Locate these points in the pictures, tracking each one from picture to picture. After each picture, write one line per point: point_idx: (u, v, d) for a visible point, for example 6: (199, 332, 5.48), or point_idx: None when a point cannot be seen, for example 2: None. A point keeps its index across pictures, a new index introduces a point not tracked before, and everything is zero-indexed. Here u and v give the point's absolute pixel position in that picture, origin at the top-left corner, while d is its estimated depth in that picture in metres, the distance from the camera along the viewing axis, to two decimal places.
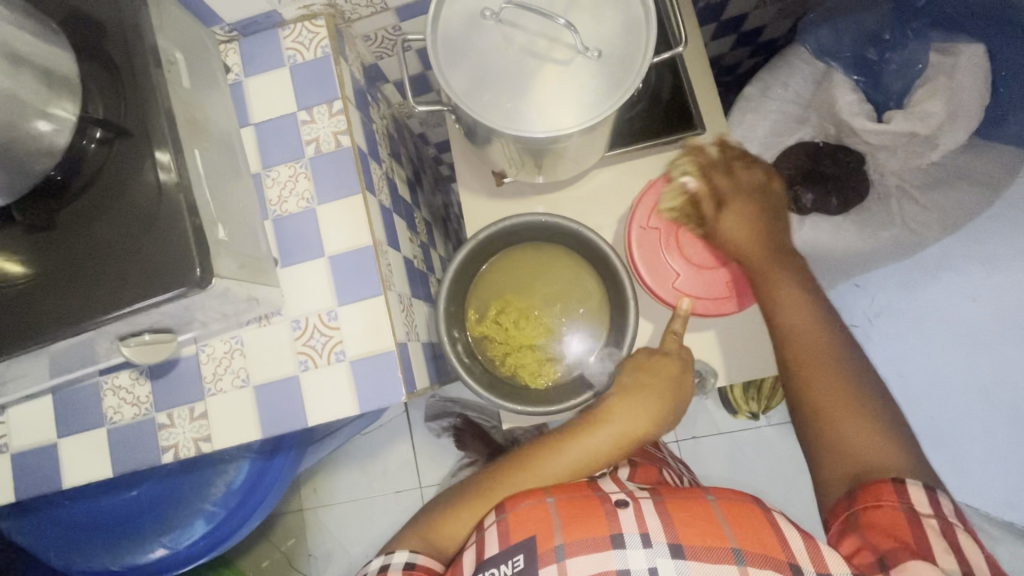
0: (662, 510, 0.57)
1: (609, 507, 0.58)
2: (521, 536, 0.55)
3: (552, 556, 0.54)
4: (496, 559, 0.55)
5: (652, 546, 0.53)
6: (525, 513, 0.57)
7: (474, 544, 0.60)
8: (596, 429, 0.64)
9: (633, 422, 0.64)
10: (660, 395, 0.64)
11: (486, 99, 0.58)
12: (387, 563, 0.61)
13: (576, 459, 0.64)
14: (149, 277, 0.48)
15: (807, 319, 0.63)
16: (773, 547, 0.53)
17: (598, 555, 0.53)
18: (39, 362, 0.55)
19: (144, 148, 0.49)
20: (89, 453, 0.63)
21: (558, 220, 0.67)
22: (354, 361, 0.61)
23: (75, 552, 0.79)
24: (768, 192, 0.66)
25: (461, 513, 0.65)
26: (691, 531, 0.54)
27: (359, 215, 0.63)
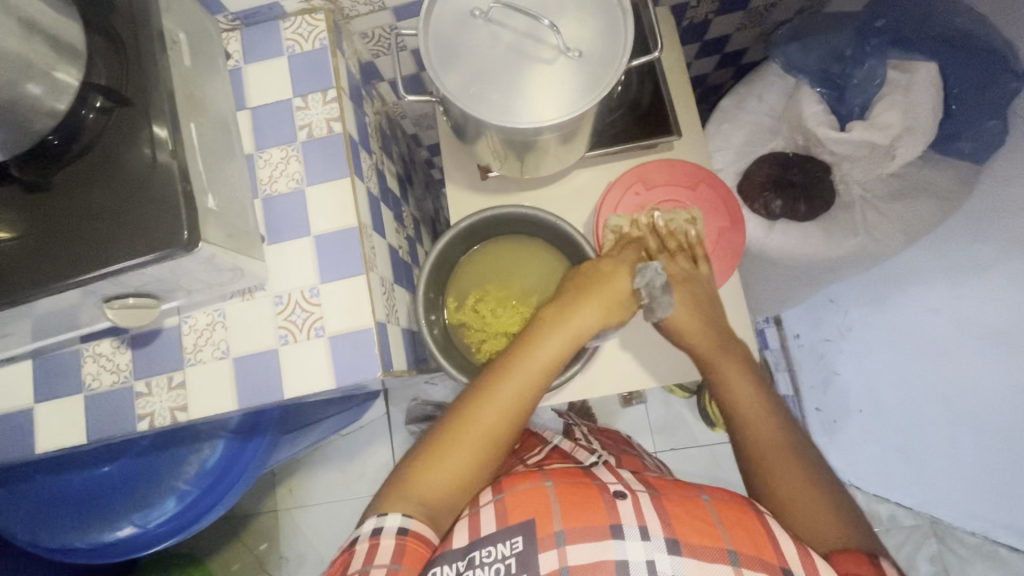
0: (658, 505, 0.57)
1: (607, 497, 0.58)
2: (519, 518, 0.56)
3: (551, 541, 0.54)
4: (493, 538, 0.56)
5: (651, 540, 0.53)
6: (524, 495, 0.59)
7: (467, 517, 0.59)
8: (544, 337, 0.64)
9: (582, 322, 0.65)
10: (602, 298, 0.66)
11: (473, 91, 0.61)
12: (379, 526, 0.56)
13: (531, 371, 0.63)
14: (139, 238, 0.50)
15: (748, 393, 0.64)
16: (767, 549, 0.52)
17: (597, 544, 0.53)
18: (22, 324, 0.57)
19: (142, 117, 0.52)
20: (64, 419, 0.64)
21: (536, 212, 0.69)
22: (333, 337, 0.63)
23: (41, 527, 0.79)
24: (693, 279, 0.71)
25: (432, 459, 0.60)
26: (686, 527, 0.54)
27: (346, 198, 0.66)
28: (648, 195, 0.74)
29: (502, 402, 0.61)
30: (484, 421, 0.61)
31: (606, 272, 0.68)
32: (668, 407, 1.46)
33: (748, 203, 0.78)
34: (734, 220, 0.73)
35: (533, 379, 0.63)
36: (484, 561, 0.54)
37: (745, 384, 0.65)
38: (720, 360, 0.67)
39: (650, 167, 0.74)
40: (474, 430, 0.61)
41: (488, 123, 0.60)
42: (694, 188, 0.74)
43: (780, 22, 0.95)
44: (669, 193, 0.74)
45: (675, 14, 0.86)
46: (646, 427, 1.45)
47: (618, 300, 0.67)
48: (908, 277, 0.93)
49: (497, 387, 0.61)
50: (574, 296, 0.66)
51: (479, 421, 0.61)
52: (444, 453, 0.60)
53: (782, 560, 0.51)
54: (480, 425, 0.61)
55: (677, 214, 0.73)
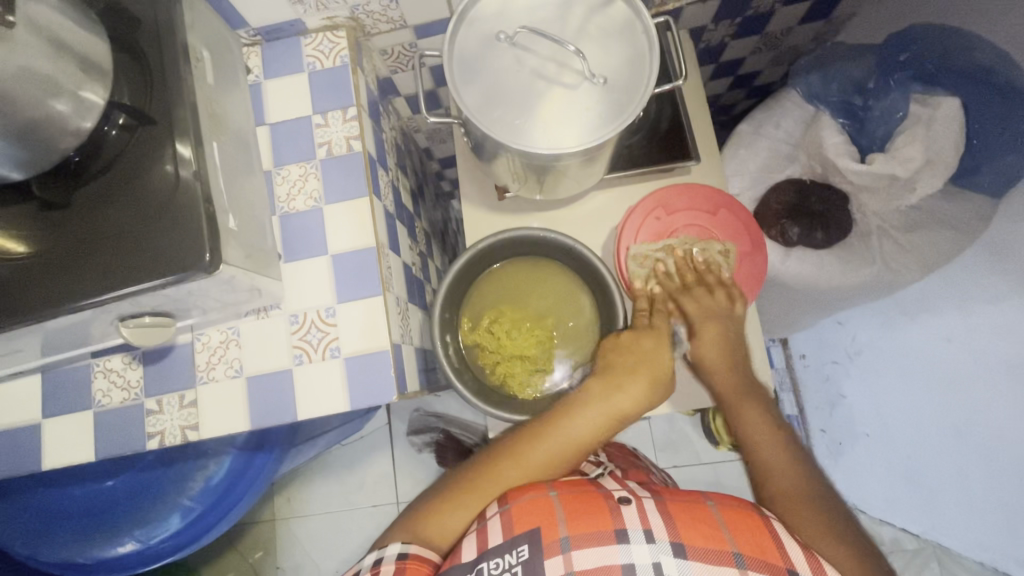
0: (664, 510, 0.57)
1: (611, 503, 0.58)
2: (524, 527, 0.56)
3: (556, 548, 0.54)
4: (499, 549, 0.55)
5: (656, 543, 0.53)
6: (529, 505, 0.57)
7: (474, 532, 0.59)
8: (582, 410, 0.65)
9: (619, 398, 0.65)
10: (641, 373, 0.67)
11: (495, 114, 0.61)
12: (380, 556, 0.58)
13: (564, 446, 0.63)
14: (158, 259, 0.49)
15: (775, 448, 0.64)
16: (772, 551, 0.53)
17: (603, 548, 0.54)
18: (33, 339, 0.56)
19: (165, 136, 0.51)
20: (72, 435, 0.63)
21: (554, 236, 0.69)
22: (348, 358, 0.62)
23: (41, 541, 0.77)
24: (723, 320, 0.72)
25: (446, 505, 0.63)
26: (692, 532, 0.55)
27: (364, 217, 0.65)
28: (671, 220, 0.73)
29: (525, 463, 0.62)
30: (507, 480, 0.62)
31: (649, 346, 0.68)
32: (671, 424, 1.46)
33: (764, 227, 0.78)
34: (756, 244, 0.72)
35: (563, 451, 0.63)
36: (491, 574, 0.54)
37: (769, 430, 0.65)
38: (744, 408, 0.67)
39: (671, 191, 0.74)
40: (494, 481, 0.63)
41: (508, 145, 0.60)
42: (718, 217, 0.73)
43: (795, 47, 0.95)
44: (690, 219, 0.73)
45: (693, 37, 0.87)
46: (650, 444, 1.45)
47: (658, 377, 0.67)
48: (920, 303, 0.92)
49: (522, 450, 0.63)
50: (613, 364, 0.67)
51: (499, 479, 0.63)
52: (460, 494, 0.63)
53: (786, 562, 0.53)
54: (498, 480, 0.63)
55: (711, 246, 0.73)
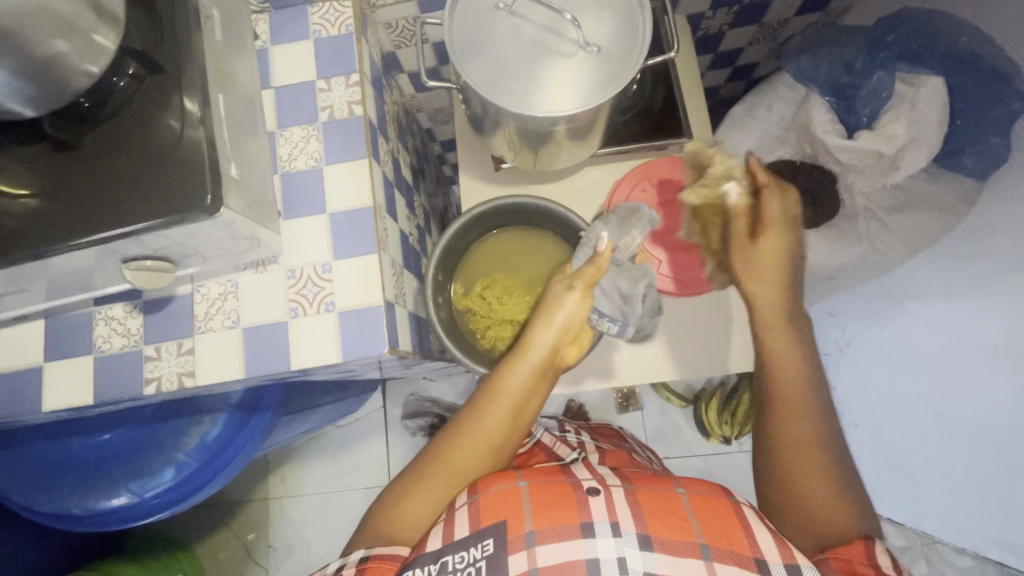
0: (633, 501, 0.61)
1: (581, 495, 0.62)
2: (489, 520, 0.59)
3: (521, 542, 0.57)
4: (464, 543, 0.58)
5: (623, 536, 0.56)
6: (496, 497, 0.61)
7: (441, 522, 0.62)
8: (510, 369, 0.66)
9: (545, 348, 0.65)
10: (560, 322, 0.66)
11: (494, 79, 0.63)
12: (344, 562, 0.62)
13: (497, 405, 0.66)
14: (162, 199, 0.51)
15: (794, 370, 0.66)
16: (736, 533, 0.57)
17: (568, 543, 0.56)
18: (36, 281, 0.58)
19: (173, 86, 0.54)
20: (72, 378, 0.64)
21: (548, 205, 0.71)
22: (342, 312, 0.64)
23: (38, 491, 0.78)
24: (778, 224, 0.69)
25: (411, 496, 0.66)
26: (660, 524, 0.58)
27: (362, 178, 0.67)
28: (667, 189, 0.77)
29: (473, 437, 0.66)
30: (460, 460, 0.66)
31: (561, 295, 0.66)
32: (663, 415, 1.48)
33: None
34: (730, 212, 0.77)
35: (494, 412, 0.65)
36: (457, 566, 0.57)
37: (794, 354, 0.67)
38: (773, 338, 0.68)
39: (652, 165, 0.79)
40: (447, 465, 0.66)
41: (506, 105, 0.62)
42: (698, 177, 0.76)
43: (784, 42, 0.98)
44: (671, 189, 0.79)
45: (691, 23, 0.88)
46: (642, 434, 1.46)
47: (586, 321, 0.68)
48: (908, 291, 0.89)
49: (469, 426, 0.66)
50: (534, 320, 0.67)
51: (452, 461, 0.66)
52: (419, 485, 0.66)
53: (751, 548, 0.56)
54: (454, 461, 0.66)
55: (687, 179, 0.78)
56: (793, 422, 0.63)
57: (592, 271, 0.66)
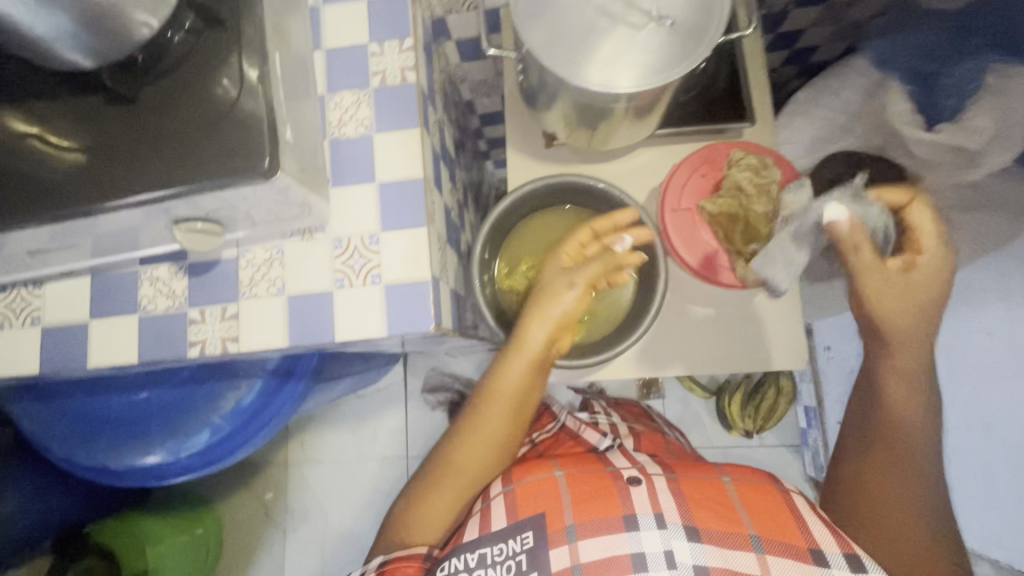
0: (675, 490, 0.66)
1: (621, 484, 0.67)
2: (529, 514, 0.65)
3: (563, 535, 0.62)
4: (507, 533, 0.64)
5: (667, 529, 0.61)
6: (535, 490, 0.67)
7: (480, 512, 0.68)
8: (505, 366, 0.66)
9: (536, 343, 0.64)
10: (553, 315, 0.64)
11: (557, 47, 0.60)
12: (367, 567, 0.66)
13: (492, 403, 0.67)
14: (219, 159, 0.50)
15: (903, 404, 0.66)
16: (788, 523, 0.62)
17: (613, 534, 0.62)
18: (82, 237, 0.57)
19: (232, 41, 0.52)
20: (117, 337, 0.64)
21: (602, 185, 0.69)
22: (389, 285, 0.63)
23: (77, 445, 0.80)
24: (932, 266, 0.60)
25: (431, 497, 0.70)
26: (705, 513, 0.63)
27: (414, 148, 0.65)
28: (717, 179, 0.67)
29: (478, 436, 0.69)
30: (470, 459, 0.69)
31: (557, 289, 0.64)
32: (685, 405, 1.46)
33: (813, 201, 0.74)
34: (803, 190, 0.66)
35: (491, 411, 0.68)
36: (498, 557, 0.62)
37: (906, 389, 0.65)
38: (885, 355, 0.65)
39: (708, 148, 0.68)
40: (455, 468, 0.69)
41: (567, 74, 0.60)
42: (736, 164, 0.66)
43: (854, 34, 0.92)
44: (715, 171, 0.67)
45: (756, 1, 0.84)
46: None
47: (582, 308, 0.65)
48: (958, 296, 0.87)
49: (472, 424, 0.69)
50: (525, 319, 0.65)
51: (464, 462, 0.69)
52: (430, 487, 0.70)
53: (802, 535, 0.61)
54: (463, 461, 0.69)
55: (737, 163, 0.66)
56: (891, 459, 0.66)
57: (596, 268, 0.63)
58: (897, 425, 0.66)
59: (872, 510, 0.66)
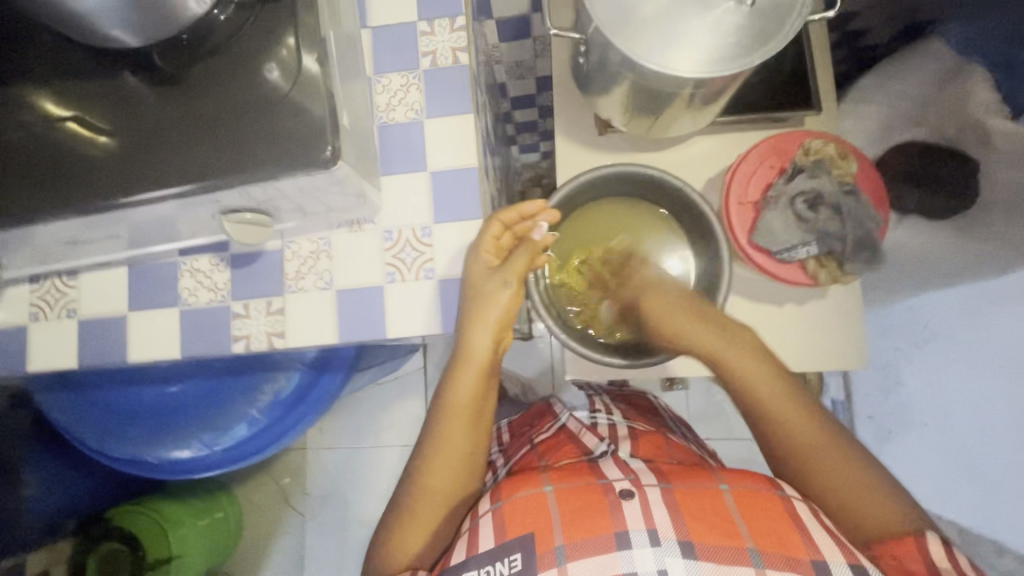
0: (669, 501, 0.59)
1: (613, 498, 0.60)
2: (517, 533, 0.58)
3: (552, 559, 0.55)
4: (492, 557, 0.57)
5: (660, 545, 0.55)
6: (523, 504, 0.60)
7: (468, 531, 0.61)
8: (454, 377, 0.62)
9: (483, 348, 0.60)
10: (500, 317, 0.59)
11: (629, 22, 0.56)
12: None
13: (448, 418, 0.63)
14: (275, 147, 0.47)
15: (769, 391, 0.62)
16: (791, 537, 0.54)
17: (604, 556, 0.55)
18: (122, 226, 0.54)
19: (287, 18, 0.49)
20: (156, 330, 0.62)
21: (662, 176, 0.65)
22: (442, 280, 0.60)
23: (110, 438, 0.77)
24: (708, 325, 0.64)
25: (404, 534, 0.62)
26: (701, 526, 0.56)
27: (467, 135, 0.61)
28: (786, 168, 0.62)
29: (443, 458, 0.63)
30: (439, 483, 0.63)
31: (492, 290, 0.58)
32: (709, 396, 1.44)
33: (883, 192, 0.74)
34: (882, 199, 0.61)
35: (450, 428, 0.63)
36: None
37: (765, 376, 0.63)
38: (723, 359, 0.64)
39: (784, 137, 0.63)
40: (429, 492, 0.63)
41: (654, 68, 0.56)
42: (811, 153, 0.61)
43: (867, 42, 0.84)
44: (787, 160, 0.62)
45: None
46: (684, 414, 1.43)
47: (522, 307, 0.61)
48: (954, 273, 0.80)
49: (436, 445, 0.63)
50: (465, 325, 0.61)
51: (434, 488, 0.63)
52: (409, 515, 0.63)
53: (809, 548, 0.53)
54: (433, 487, 0.63)
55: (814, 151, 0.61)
56: (801, 456, 0.60)
57: (522, 259, 0.60)
58: (771, 422, 0.62)
59: (830, 483, 0.58)
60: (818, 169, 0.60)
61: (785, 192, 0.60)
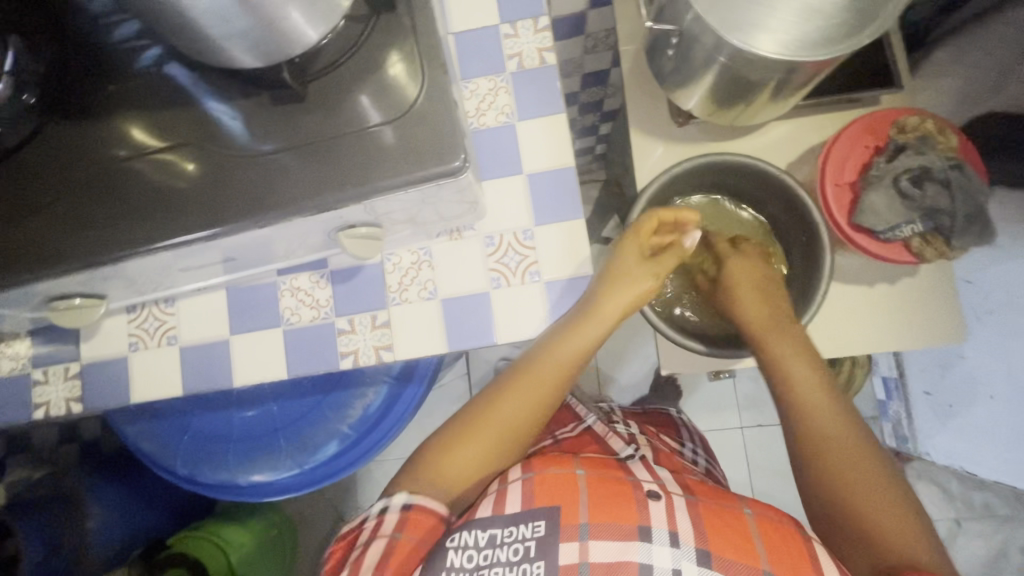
0: (693, 512, 0.59)
1: (639, 495, 0.60)
2: (544, 502, 0.58)
3: (574, 532, 0.57)
4: (517, 518, 0.57)
5: (680, 547, 0.56)
6: (553, 481, 0.60)
7: (494, 493, 0.60)
8: (578, 328, 0.58)
9: (612, 310, 0.58)
10: (637, 289, 0.60)
11: (727, 7, 0.55)
12: (385, 506, 0.57)
13: (547, 368, 0.59)
14: (404, 159, 0.46)
15: (808, 376, 0.61)
16: (806, 571, 0.54)
17: (619, 543, 0.56)
18: (233, 247, 0.53)
19: (405, 27, 0.48)
20: (262, 351, 0.61)
21: (753, 163, 0.65)
22: (550, 281, 0.59)
23: (202, 463, 0.77)
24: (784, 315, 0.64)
25: (460, 445, 0.60)
26: (719, 536, 0.57)
27: (562, 136, 0.61)
28: (883, 147, 0.62)
29: (527, 396, 0.60)
30: (510, 419, 0.60)
31: (638, 276, 0.61)
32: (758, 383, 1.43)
33: None
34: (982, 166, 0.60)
35: (543, 384, 0.60)
36: (503, 540, 0.56)
37: (810, 369, 0.62)
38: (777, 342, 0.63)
39: (876, 114, 0.63)
40: (490, 420, 0.60)
41: (780, 60, 0.54)
42: (908, 130, 0.60)
43: (915, 20, 0.82)
44: (881, 139, 0.62)
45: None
46: (734, 403, 1.41)
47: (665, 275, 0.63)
48: None
49: (521, 382, 0.60)
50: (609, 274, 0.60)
51: (505, 417, 0.60)
52: (468, 431, 0.60)
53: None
54: (509, 418, 0.60)
55: (910, 125, 0.60)
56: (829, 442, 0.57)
57: (673, 264, 0.63)
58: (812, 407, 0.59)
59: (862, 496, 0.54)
60: (918, 144, 0.59)
61: (890, 169, 0.59)
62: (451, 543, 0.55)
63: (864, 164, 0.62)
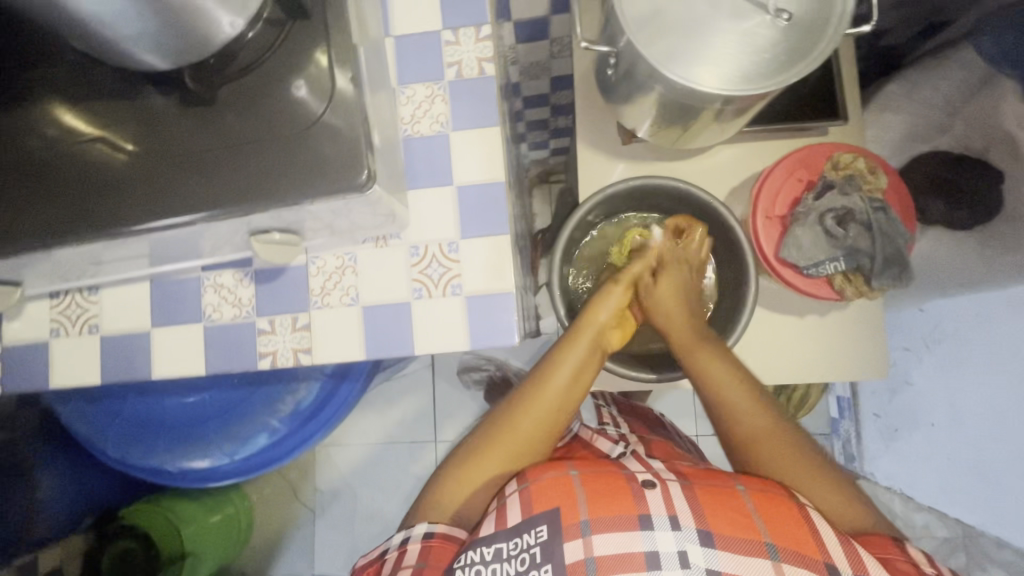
0: (691, 495, 0.54)
1: (636, 486, 0.55)
2: (544, 507, 0.54)
3: (576, 530, 0.52)
4: (519, 529, 0.53)
5: (682, 530, 0.51)
6: (549, 483, 0.55)
7: (493, 512, 0.56)
8: (575, 342, 0.63)
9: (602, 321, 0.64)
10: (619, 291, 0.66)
11: (659, 32, 0.54)
12: (407, 536, 0.58)
13: (548, 389, 0.61)
14: (308, 173, 0.46)
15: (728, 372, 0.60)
16: (806, 544, 0.50)
17: (624, 535, 0.51)
18: (139, 246, 0.52)
19: (320, 34, 0.47)
20: (183, 345, 0.61)
21: (686, 189, 0.65)
22: (470, 296, 0.59)
23: (131, 447, 0.78)
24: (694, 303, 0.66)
25: (473, 468, 0.60)
26: (719, 517, 0.52)
27: (494, 149, 0.61)
28: (815, 182, 0.62)
29: (536, 409, 0.61)
30: (522, 437, 0.60)
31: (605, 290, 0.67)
32: None
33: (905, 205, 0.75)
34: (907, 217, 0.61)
35: (547, 398, 0.61)
36: (509, 554, 0.52)
37: (730, 369, 0.61)
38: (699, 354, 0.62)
39: (811, 149, 0.63)
40: (503, 437, 0.61)
41: (721, 95, 0.54)
42: (841, 167, 0.61)
43: (887, 48, 0.81)
44: (814, 174, 0.63)
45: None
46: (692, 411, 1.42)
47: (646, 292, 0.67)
48: (978, 278, 0.81)
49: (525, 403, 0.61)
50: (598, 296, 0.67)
51: (517, 436, 0.60)
52: (482, 450, 0.61)
53: (825, 556, 0.49)
54: (519, 436, 0.60)
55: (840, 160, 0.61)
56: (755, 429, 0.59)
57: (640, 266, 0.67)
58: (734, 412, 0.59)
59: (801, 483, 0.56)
60: (841, 183, 0.60)
61: (815, 207, 0.60)
62: (457, 564, 0.52)
63: (795, 200, 0.63)
